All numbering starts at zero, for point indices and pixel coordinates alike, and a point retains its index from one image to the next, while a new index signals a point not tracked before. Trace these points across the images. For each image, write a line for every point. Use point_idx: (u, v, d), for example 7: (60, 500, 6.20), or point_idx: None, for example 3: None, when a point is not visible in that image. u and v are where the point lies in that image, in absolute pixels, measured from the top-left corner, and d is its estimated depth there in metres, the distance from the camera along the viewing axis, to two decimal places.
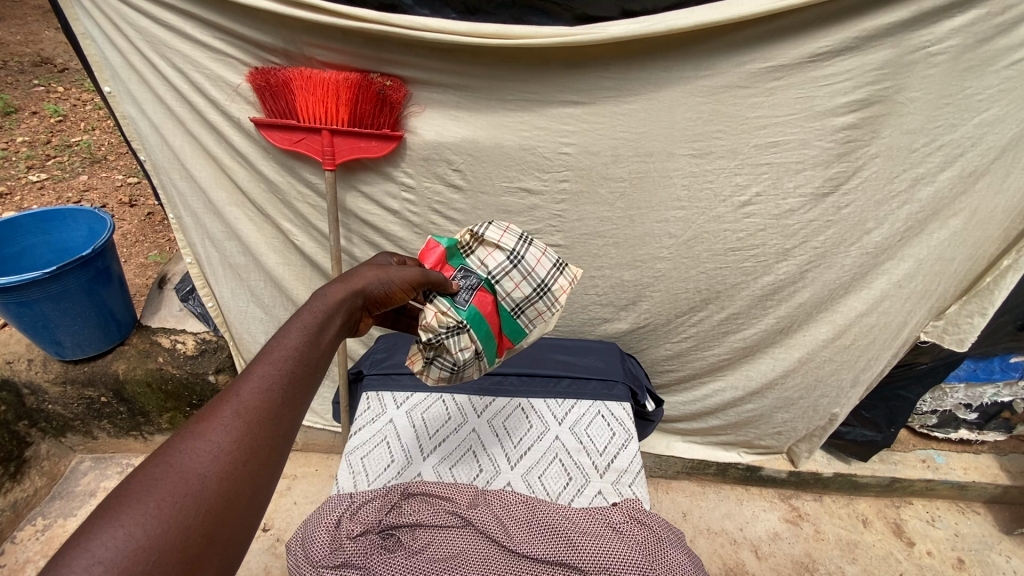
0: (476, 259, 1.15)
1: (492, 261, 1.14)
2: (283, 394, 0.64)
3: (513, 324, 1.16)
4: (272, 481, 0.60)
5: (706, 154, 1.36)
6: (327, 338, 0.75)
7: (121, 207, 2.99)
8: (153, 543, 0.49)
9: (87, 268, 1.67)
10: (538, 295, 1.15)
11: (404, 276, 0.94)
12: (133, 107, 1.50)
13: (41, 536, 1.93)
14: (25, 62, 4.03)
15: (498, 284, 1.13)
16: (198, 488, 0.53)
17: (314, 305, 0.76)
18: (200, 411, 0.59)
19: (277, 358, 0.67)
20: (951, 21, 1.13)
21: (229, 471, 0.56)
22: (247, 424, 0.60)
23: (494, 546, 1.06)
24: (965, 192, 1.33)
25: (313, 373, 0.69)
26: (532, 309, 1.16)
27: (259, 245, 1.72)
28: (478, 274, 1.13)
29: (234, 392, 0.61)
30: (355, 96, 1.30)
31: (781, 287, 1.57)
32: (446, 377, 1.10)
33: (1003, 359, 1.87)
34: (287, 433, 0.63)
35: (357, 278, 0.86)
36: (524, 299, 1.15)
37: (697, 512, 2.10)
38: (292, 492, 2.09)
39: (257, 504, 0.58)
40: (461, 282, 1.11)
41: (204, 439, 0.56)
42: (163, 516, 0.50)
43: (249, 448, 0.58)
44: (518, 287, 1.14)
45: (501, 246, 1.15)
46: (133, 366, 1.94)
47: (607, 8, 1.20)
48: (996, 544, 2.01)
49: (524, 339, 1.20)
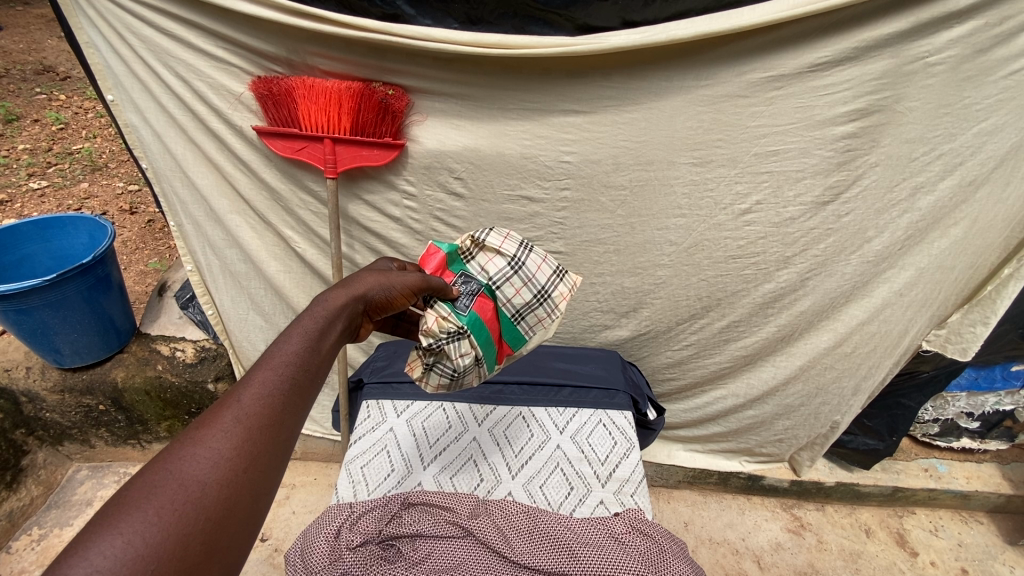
0: (477, 265, 1.15)
1: (493, 266, 1.14)
2: (284, 399, 0.64)
3: (513, 330, 1.15)
4: (273, 487, 0.60)
5: (707, 162, 1.37)
6: (330, 343, 0.75)
7: (122, 214, 2.99)
8: (152, 552, 0.48)
9: (87, 276, 1.67)
10: (538, 301, 1.15)
11: (406, 282, 0.94)
12: (136, 115, 1.50)
13: (36, 546, 1.90)
14: (27, 71, 4.05)
15: (499, 290, 1.13)
16: (198, 494, 0.53)
17: (316, 311, 0.76)
18: (200, 416, 0.59)
19: (277, 363, 0.66)
20: (949, 32, 1.14)
21: (229, 478, 0.56)
22: (248, 430, 0.59)
23: (496, 557, 1.05)
24: (965, 201, 1.34)
25: (315, 378, 0.69)
26: (532, 315, 1.16)
27: (260, 253, 1.73)
28: (479, 279, 1.12)
29: (234, 397, 0.61)
30: (357, 104, 1.30)
31: (782, 295, 1.57)
32: (444, 384, 1.09)
33: (1005, 368, 1.87)
34: (289, 439, 0.62)
35: (358, 283, 0.86)
36: (524, 305, 1.14)
37: (699, 522, 2.08)
38: (290, 501, 2.08)
39: (257, 512, 0.57)
40: (461, 287, 1.10)
41: (204, 445, 0.56)
42: (162, 524, 0.50)
43: (249, 455, 0.58)
44: (519, 294, 1.14)
45: (501, 253, 1.15)
46: (131, 374, 1.93)
47: (608, 17, 1.21)
48: (1000, 554, 2.00)
49: (522, 344, 1.19)
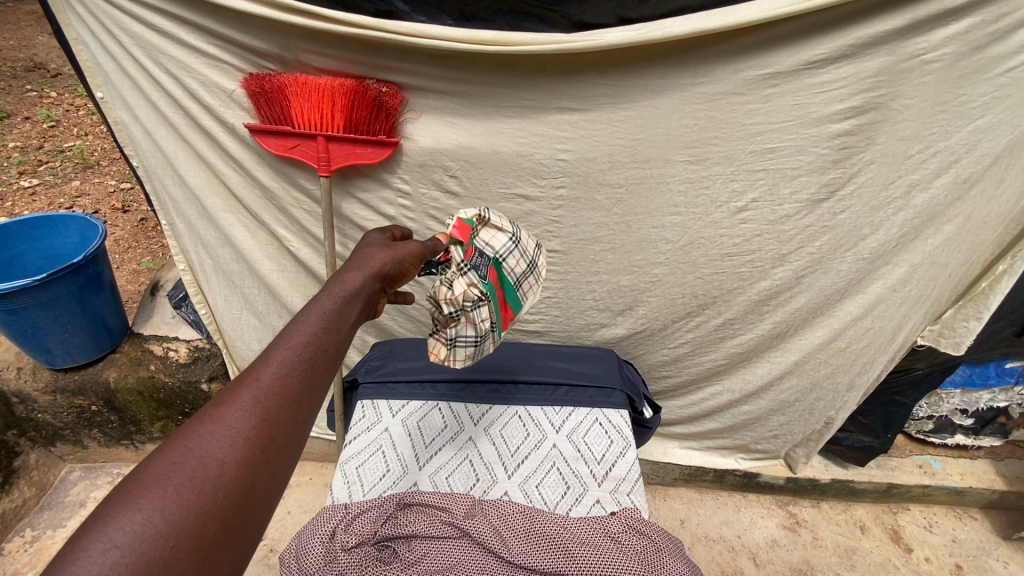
0: (482, 240, 1.12)
1: (499, 242, 1.14)
2: (302, 379, 0.62)
3: (515, 295, 1.21)
4: (291, 468, 0.58)
5: (703, 160, 1.36)
6: (348, 322, 0.74)
7: (114, 212, 2.97)
8: (169, 530, 0.47)
9: (78, 275, 1.65)
10: (530, 271, 1.23)
11: (413, 251, 0.96)
12: (126, 112, 1.48)
13: (29, 548, 1.88)
14: (18, 67, 4.00)
15: (504, 262, 1.15)
16: (216, 473, 0.52)
17: (333, 290, 0.76)
18: (218, 395, 0.58)
19: (296, 342, 0.65)
20: (945, 29, 1.13)
21: (247, 457, 0.54)
22: (266, 410, 0.58)
23: (493, 557, 1.05)
24: (960, 199, 1.34)
25: (333, 358, 0.68)
26: (528, 285, 1.23)
27: (253, 251, 1.71)
28: (488, 253, 1.12)
29: (252, 377, 0.60)
30: (351, 102, 1.29)
31: (778, 292, 1.57)
32: (450, 351, 1.07)
33: (999, 364, 1.88)
34: (307, 420, 0.61)
35: (371, 262, 0.86)
36: (522, 274, 1.20)
37: (695, 519, 2.09)
38: (286, 501, 2.07)
39: (276, 492, 0.56)
40: (478, 260, 1.09)
41: (222, 423, 0.55)
42: (180, 502, 0.49)
43: (268, 434, 0.57)
44: (518, 264, 1.19)
45: (501, 225, 1.15)
46: (123, 374, 1.90)
47: (604, 13, 1.20)
48: (993, 550, 2.01)
49: (515, 307, 1.22)
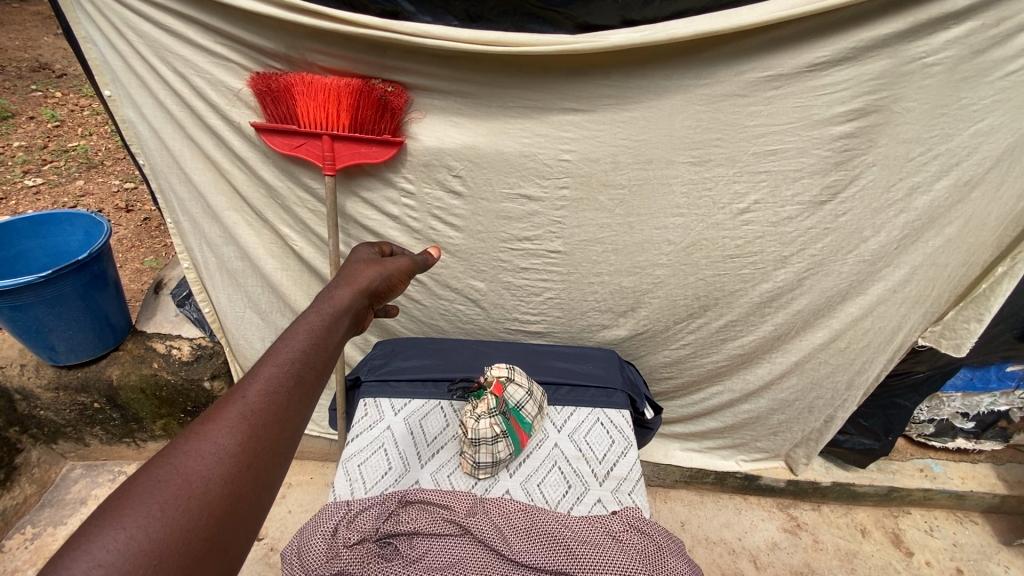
0: (510, 385, 1.33)
1: (518, 390, 1.33)
2: (288, 395, 0.65)
3: (530, 424, 1.36)
4: (276, 484, 0.61)
5: (705, 162, 1.37)
6: (336, 338, 0.77)
7: (118, 212, 2.98)
8: (154, 547, 0.50)
9: (82, 272, 1.66)
10: (540, 414, 1.39)
11: (399, 267, 1.04)
12: (133, 111, 1.50)
13: (30, 545, 1.89)
14: (23, 67, 4.02)
15: (523, 411, 1.33)
16: (201, 490, 0.55)
17: (322, 306, 0.80)
18: (205, 412, 0.60)
19: (284, 360, 0.68)
20: (946, 33, 1.14)
21: (232, 473, 0.57)
22: (252, 427, 0.60)
23: (493, 554, 1.05)
24: (961, 201, 1.34)
25: (320, 374, 0.71)
26: (539, 406, 1.40)
27: (257, 250, 1.72)
28: (510, 401, 1.30)
29: (239, 395, 0.63)
30: (356, 102, 1.30)
31: (779, 294, 1.58)
32: (477, 471, 1.26)
33: (1000, 368, 1.88)
34: (293, 435, 0.63)
35: (359, 279, 0.92)
36: (534, 417, 1.37)
37: (696, 522, 2.09)
38: (286, 501, 2.07)
39: (260, 508, 0.58)
40: (500, 411, 1.27)
41: (207, 440, 0.57)
42: (165, 520, 0.52)
43: (253, 451, 0.59)
44: (531, 410, 1.35)
45: (521, 381, 1.35)
46: (126, 372, 1.92)
47: (607, 16, 1.21)
48: (994, 554, 2.01)
49: (533, 437, 1.38)
